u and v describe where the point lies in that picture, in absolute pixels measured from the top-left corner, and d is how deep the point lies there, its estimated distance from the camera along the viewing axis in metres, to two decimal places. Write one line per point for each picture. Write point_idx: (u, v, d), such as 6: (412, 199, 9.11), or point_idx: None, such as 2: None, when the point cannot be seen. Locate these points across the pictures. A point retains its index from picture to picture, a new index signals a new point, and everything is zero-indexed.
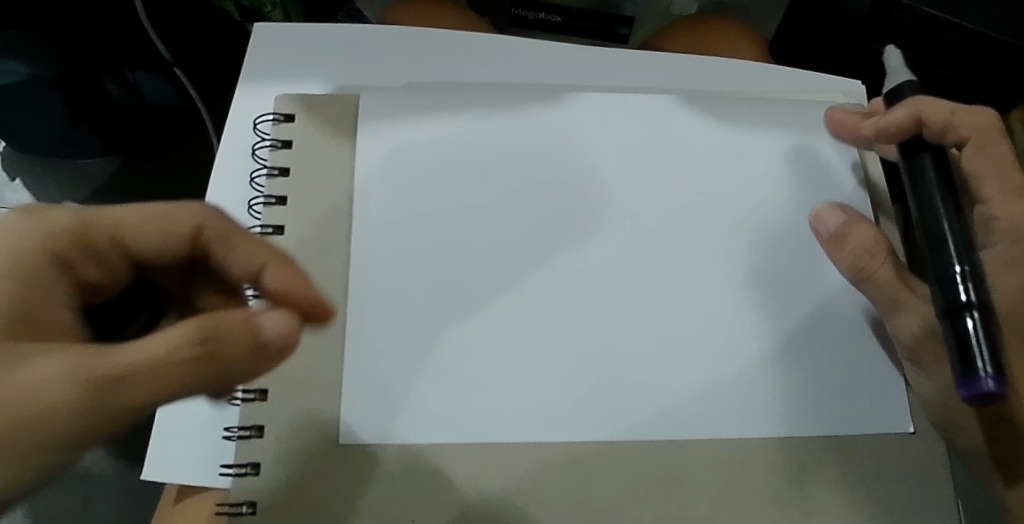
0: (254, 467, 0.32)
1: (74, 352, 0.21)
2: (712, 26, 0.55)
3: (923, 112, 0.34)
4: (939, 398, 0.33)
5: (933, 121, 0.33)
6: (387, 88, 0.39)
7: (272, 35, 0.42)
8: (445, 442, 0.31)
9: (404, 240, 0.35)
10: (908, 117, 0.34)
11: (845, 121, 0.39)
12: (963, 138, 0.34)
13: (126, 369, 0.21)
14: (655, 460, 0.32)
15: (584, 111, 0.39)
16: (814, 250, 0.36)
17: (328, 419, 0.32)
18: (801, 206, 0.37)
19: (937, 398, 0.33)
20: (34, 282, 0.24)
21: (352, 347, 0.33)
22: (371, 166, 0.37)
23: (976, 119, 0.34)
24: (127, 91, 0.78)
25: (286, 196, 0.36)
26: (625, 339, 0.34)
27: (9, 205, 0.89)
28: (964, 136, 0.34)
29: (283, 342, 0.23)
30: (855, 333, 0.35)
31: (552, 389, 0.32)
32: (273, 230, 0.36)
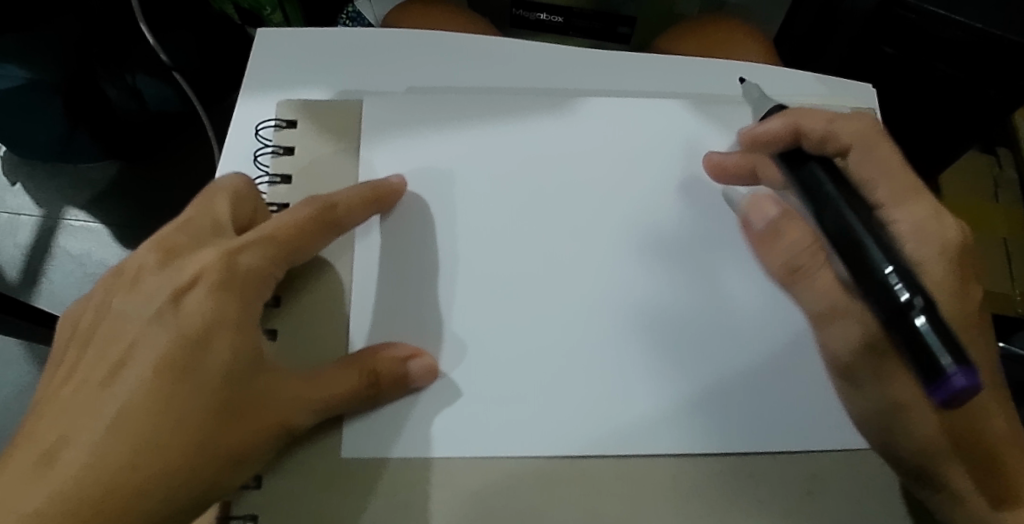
0: (255, 481, 0.30)
1: (217, 411, 0.27)
2: (717, 27, 0.55)
3: (799, 123, 0.32)
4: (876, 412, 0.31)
5: (808, 130, 0.32)
6: (389, 94, 0.39)
7: (272, 40, 0.41)
8: (452, 456, 0.31)
9: (409, 252, 0.35)
10: (782, 129, 0.32)
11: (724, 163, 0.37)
12: (845, 146, 0.33)
13: (299, 404, 0.29)
14: (668, 472, 0.31)
15: (590, 117, 0.38)
16: None
17: (333, 432, 0.31)
18: None
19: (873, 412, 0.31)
20: (129, 343, 0.27)
21: None
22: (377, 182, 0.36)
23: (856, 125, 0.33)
24: (126, 96, 0.77)
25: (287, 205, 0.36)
26: (634, 350, 0.33)
27: (10, 210, 0.89)
28: (847, 145, 0.33)
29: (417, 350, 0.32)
30: None
31: (561, 400, 0.32)
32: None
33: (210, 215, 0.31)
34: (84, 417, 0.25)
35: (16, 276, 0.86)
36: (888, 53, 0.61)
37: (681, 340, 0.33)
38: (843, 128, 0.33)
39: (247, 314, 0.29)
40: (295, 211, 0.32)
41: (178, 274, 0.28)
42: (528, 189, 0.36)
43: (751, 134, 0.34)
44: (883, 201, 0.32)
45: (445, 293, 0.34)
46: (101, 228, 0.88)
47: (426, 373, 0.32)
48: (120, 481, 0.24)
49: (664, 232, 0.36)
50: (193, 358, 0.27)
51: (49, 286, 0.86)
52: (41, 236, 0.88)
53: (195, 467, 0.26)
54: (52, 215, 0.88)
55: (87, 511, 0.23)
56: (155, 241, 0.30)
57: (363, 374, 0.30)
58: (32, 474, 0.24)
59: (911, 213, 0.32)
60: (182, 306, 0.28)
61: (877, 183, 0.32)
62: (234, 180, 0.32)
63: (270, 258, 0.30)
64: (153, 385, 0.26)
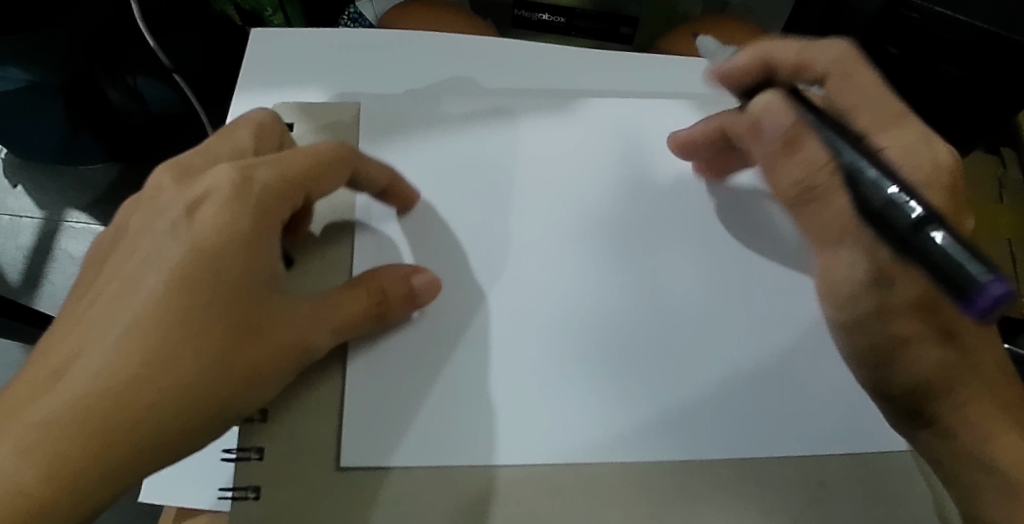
0: (254, 490, 0.29)
1: (230, 317, 0.26)
2: (719, 28, 0.54)
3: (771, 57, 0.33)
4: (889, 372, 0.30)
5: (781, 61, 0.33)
6: (388, 96, 0.38)
7: (270, 42, 0.41)
8: (454, 464, 0.30)
9: (411, 257, 0.34)
10: (754, 63, 0.33)
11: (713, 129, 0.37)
12: (822, 74, 0.34)
13: (310, 317, 0.29)
14: (676, 480, 0.30)
15: (591, 120, 0.38)
16: None
17: (333, 441, 0.30)
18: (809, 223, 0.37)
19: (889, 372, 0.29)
20: (138, 259, 0.26)
21: (357, 367, 0.31)
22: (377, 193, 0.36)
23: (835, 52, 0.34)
24: (127, 97, 0.77)
25: None
26: (639, 355, 0.32)
27: (11, 212, 0.88)
28: (824, 72, 0.34)
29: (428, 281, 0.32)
30: None
31: (565, 407, 0.31)
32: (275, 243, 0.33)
33: (230, 145, 0.31)
34: (94, 329, 0.25)
35: (17, 278, 0.86)
36: (893, 52, 0.59)
37: (685, 343, 0.33)
38: (820, 50, 0.34)
39: (266, 228, 0.28)
40: (316, 146, 0.31)
41: (191, 192, 0.28)
42: (532, 188, 0.36)
43: (716, 71, 0.34)
44: (869, 122, 0.32)
45: (445, 297, 0.33)
46: (102, 230, 0.87)
47: (430, 286, 0.32)
48: (129, 394, 0.24)
49: (664, 234, 0.35)
50: (210, 271, 0.26)
51: (50, 288, 0.86)
52: (43, 237, 0.87)
53: (206, 381, 0.25)
54: (53, 217, 0.88)
55: (97, 423, 0.23)
56: (169, 167, 0.30)
57: (370, 292, 0.30)
58: (43, 387, 0.24)
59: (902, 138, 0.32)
60: (196, 218, 0.27)
61: (859, 108, 0.33)
62: (263, 115, 0.33)
63: (288, 179, 0.29)
64: (164, 297, 0.25)
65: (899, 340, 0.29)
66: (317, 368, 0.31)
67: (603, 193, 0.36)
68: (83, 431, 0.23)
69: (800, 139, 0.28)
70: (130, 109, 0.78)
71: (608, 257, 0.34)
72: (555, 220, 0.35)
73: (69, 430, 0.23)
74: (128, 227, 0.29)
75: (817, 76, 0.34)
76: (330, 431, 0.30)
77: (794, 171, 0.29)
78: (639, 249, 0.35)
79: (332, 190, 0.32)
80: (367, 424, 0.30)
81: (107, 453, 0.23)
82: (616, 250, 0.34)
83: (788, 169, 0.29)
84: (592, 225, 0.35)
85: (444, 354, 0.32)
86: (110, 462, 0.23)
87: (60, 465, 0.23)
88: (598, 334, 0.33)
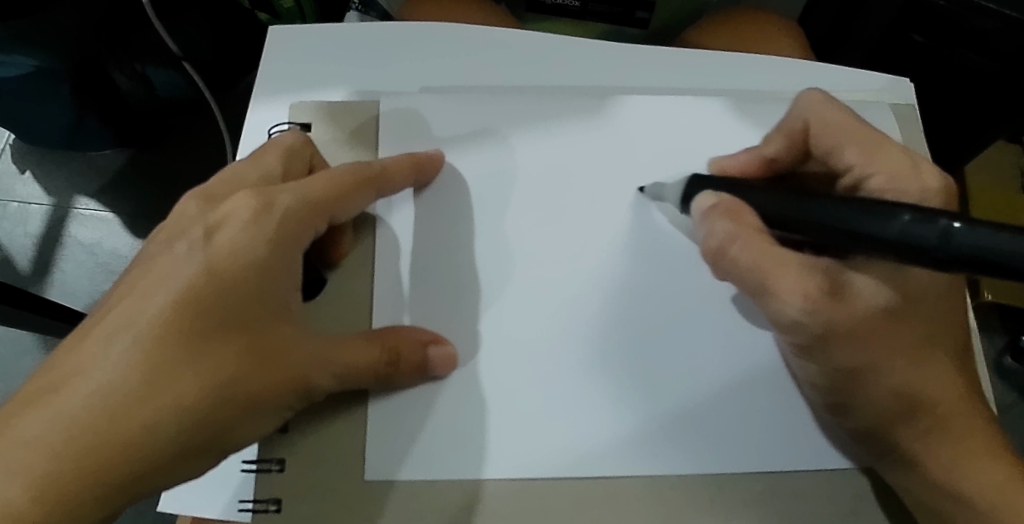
0: (275, 503, 0.29)
1: (232, 357, 0.25)
2: (744, 22, 0.52)
3: (762, 148, 0.34)
4: (825, 378, 0.30)
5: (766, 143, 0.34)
6: (405, 94, 0.37)
7: (286, 38, 0.39)
8: (479, 478, 0.29)
9: (435, 266, 0.33)
10: (751, 163, 0.34)
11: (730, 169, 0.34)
12: (766, 153, 0.34)
13: (316, 364, 0.27)
14: (704, 494, 0.29)
15: (621, 120, 0.36)
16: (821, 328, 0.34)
17: (356, 453, 0.30)
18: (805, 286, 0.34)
19: (821, 378, 0.30)
20: (137, 283, 0.25)
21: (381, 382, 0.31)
22: (398, 213, 0.34)
23: (764, 148, 0.34)
24: (136, 83, 0.77)
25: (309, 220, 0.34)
26: (667, 372, 0.31)
27: (20, 199, 0.88)
28: (771, 155, 0.34)
29: (439, 342, 0.31)
30: None
31: (581, 429, 0.30)
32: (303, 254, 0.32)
33: (259, 171, 0.30)
34: (99, 344, 0.24)
35: (28, 265, 0.85)
36: (919, 42, 0.58)
37: (713, 363, 0.31)
38: (791, 119, 0.33)
39: (284, 264, 0.27)
40: (334, 168, 0.30)
41: (210, 216, 0.27)
42: (553, 202, 0.34)
43: (720, 169, 0.34)
44: (853, 163, 0.31)
45: (468, 307, 0.32)
46: (112, 217, 0.87)
47: (446, 360, 0.30)
48: (126, 420, 0.23)
49: (688, 252, 0.33)
50: (222, 302, 0.25)
51: (62, 275, 0.85)
52: (52, 225, 0.87)
53: (205, 411, 0.25)
54: (63, 204, 0.87)
55: (93, 441, 0.23)
56: (197, 193, 0.29)
57: (384, 349, 0.29)
58: (40, 399, 0.23)
59: (884, 166, 0.30)
60: (215, 241, 0.26)
61: (842, 148, 0.31)
62: (292, 138, 0.31)
63: (309, 203, 0.28)
64: (173, 320, 0.24)
65: (848, 374, 0.29)
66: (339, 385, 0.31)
67: (627, 207, 0.34)
68: (77, 453, 0.22)
69: (723, 218, 0.29)
70: (139, 93, 0.78)
71: (625, 283, 0.33)
72: (572, 238, 0.33)
73: (62, 451, 0.22)
74: (144, 249, 0.27)
75: (804, 140, 0.33)
76: (354, 442, 0.30)
77: (745, 252, 0.28)
78: (660, 272, 0.33)
79: (357, 209, 0.31)
80: (388, 432, 0.30)
81: (99, 479, 0.23)
82: (632, 275, 0.33)
83: (739, 260, 0.28)
84: (611, 245, 0.33)
85: (469, 363, 0.31)
86: (105, 485, 0.23)
87: (50, 487, 0.22)
88: (620, 359, 0.31)
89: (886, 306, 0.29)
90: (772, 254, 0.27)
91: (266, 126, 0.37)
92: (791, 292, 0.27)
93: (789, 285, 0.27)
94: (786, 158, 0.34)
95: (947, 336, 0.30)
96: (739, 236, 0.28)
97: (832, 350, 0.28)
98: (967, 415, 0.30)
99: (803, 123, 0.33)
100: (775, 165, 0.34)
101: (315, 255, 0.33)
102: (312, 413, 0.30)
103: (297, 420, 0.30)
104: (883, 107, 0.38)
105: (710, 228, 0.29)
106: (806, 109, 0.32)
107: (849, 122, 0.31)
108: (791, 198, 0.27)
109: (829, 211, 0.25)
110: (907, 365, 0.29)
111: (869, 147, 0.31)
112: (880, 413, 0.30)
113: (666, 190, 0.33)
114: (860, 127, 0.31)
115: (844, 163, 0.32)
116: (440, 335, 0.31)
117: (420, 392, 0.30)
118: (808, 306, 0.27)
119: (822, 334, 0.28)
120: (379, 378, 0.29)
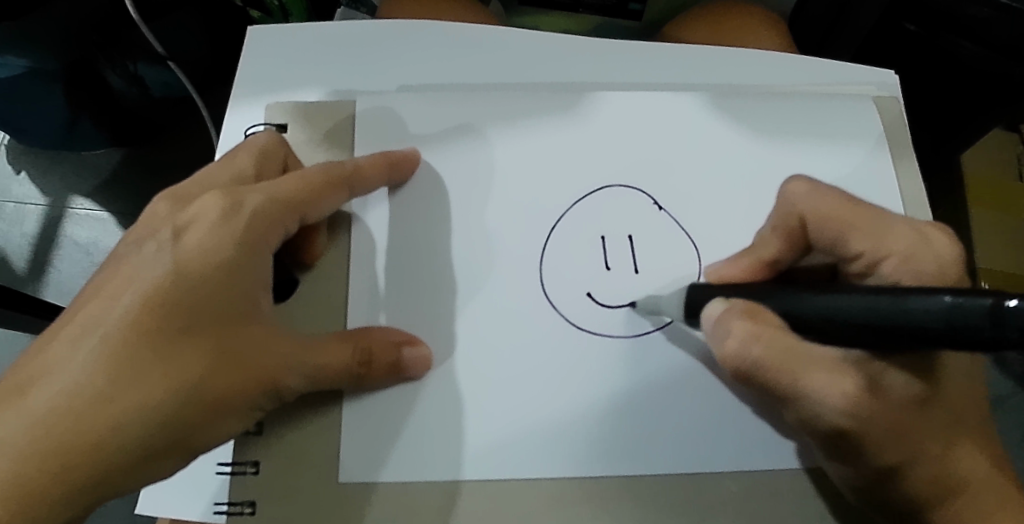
0: (249, 505, 0.29)
1: (201, 357, 0.25)
2: (732, 14, 0.52)
3: (777, 218, 0.31)
4: (860, 475, 0.29)
5: (777, 217, 0.31)
6: (382, 93, 0.37)
7: (263, 38, 0.39)
8: (456, 480, 0.29)
9: (415, 266, 0.33)
10: (751, 266, 0.31)
11: (729, 276, 0.31)
12: (784, 242, 0.31)
13: (286, 365, 0.27)
14: (680, 495, 0.29)
15: (599, 115, 0.35)
16: None
17: (331, 454, 0.30)
18: None
19: (855, 475, 0.29)
20: (106, 284, 0.25)
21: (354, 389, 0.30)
22: (371, 214, 0.33)
23: (771, 245, 0.31)
24: (128, 82, 0.76)
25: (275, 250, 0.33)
26: (644, 372, 0.31)
27: (15, 200, 0.88)
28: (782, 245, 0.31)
29: (411, 341, 0.30)
30: None
31: (558, 428, 0.30)
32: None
33: (231, 171, 0.30)
34: (66, 345, 0.24)
35: (24, 265, 0.85)
36: (911, 30, 0.58)
37: (687, 355, 0.31)
38: (783, 215, 0.31)
39: (253, 263, 0.27)
40: (306, 169, 0.30)
41: (180, 216, 0.27)
42: (529, 200, 0.34)
43: (719, 278, 0.32)
44: (862, 252, 0.30)
45: (445, 309, 0.32)
46: (107, 216, 0.87)
47: (421, 361, 0.30)
48: (89, 420, 0.23)
49: (664, 248, 0.33)
50: (192, 302, 0.25)
51: (58, 275, 0.85)
52: (47, 225, 0.87)
53: (173, 412, 0.25)
54: (58, 204, 0.87)
55: (61, 442, 0.23)
56: (169, 193, 0.29)
57: (356, 350, 0.29)
58: (7, 401, 0.23)
59: (896, 247, 0.29)
60: (182, 243, 0.26)
61: (846, 238, 0.30)
62: (265, 138, 0.31)
63: (280, 203, 0.28)
64: (141, 320, 0.24)
65: (886, 470, 0.29)
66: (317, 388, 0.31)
67: (604, 202, 0.34)
68: (42, 454, 0.22)
69: (726, 331, 0.26)
70: (132, 94, 0.77)
71: (601, 280, 0.33)
72: (548, 234, 0.33)
73: (26, 451, 0.22)
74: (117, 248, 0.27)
75: (801, 234, 0.31)
76: (329, 444, 0.30)
77: (766, 353, 0.26)
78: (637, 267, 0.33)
79: (330, 209, 0.31)
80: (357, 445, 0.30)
81: (67, 478, 0.23)
82: (610, 271, 0.33)
83: (760, 361, 0.26)
84: (587, 240, 0.33)
85: (444, 363, 0.31)
86: (66, 485, 0.23)
87: (15, 488, 0.22)
88: (593, 357, 0.31)
89: (921, 398, 0.28)
90: (795, 361, 0.26)
91: (244, 128, 0.37)
92: (824, 391, 0.27)
93: (820, 381, 0.26)
94: (787, 255, 0.32)
95: (972, 419, 0.29)
96: (762, 336, 0.25)
97: (868, 447, 0.28)
98: (1004, 490, 0.29)
99: (798, 217, 0.31)
100: (765, 259, 0.31)
101: (290, 255, 0.32)
102: (289, 413, 0.30)
103: (270, 421, 0.30)
104: (867, 101, 0.37)
105: (724, 330, 0.26)
106: (795, 203, 0.30)
107: (840, 208, 0.30)
108: (803, 292, 0.25)
109: (856, 299, 0.22)
110: (942, 447, 0.28)
111: (877, 242, 0.29)
112: (933, 487, 0.29)
113: (662, 302, 0.30)
114: (847, 201, 0.30)
115: (853, 251, 0.30)
116: (416, 336, 0.31)
117: (398, 393, 0.30)
118: (841, 401, 0.27)
119: (856, 433, 0.27)
120: (353, 379, 0.29)
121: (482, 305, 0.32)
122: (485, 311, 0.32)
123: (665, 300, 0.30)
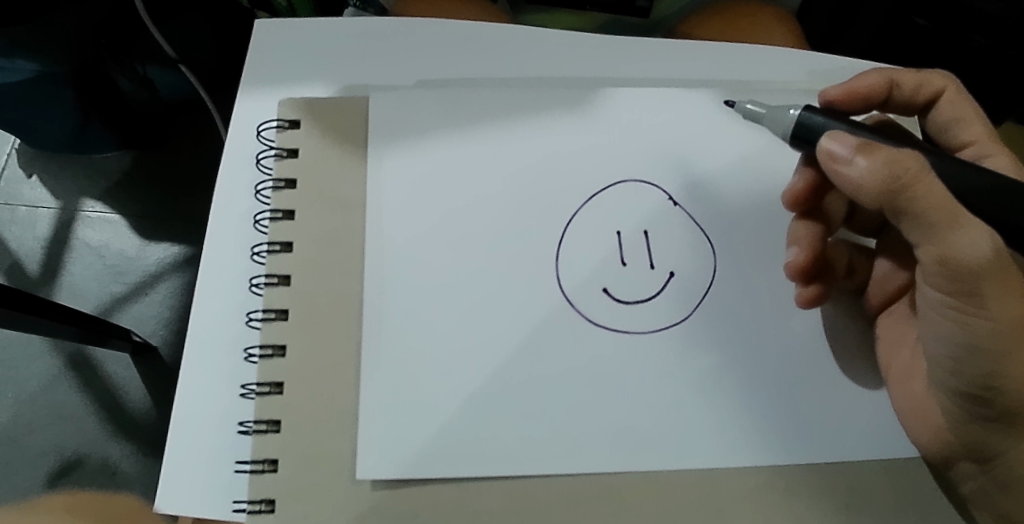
0: (268, 503, 0.29)
1: None
2: (742, 9, 0.52)
3: (922, 77, 0.35)
4: (967, 351, 0.27)
5: (907, 84, 0.34)
6: (397, 89, 0.37)
7: (274, 35, 0.39)
8: (472, 477, 0.29)
9: (431, 260, 0.32)
10: (882, 80, 0.34)
11: (857, 88, 0.33)
12: (908, 95, 0.35)
13: None
14: (696, 492, 0.29)
15: (610, 111, 0.35)
16: (745, 343, 0.32)
17: (347, 451, 0.30)
18: (760, 322, 0.32)
19: (961, 348, 0.28)
20: None
21: (368, 388, 0.30)
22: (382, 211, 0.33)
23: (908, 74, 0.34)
24: (138, 85, 0.77)
25: (291, 242, 0.33)
26: (659, 368, 0.31)
27: (27, 203, 0.88)
28: (895, 105, 0.35)
29: None
30: (816, 354, 0.32)
31: (575, 424, 0.30)
32: (282, 214, 0.33)
33: None
34: None
35: (37, 268, 0.86)
36: (921, 25, 0.57)
37: (703, 350, 0.31)
38: (932, 77, 0.35)
39: None
40: None
41: None
42: (544, 196, 0.34)
43: (846, 90, 0.34)
44: (971, 140, 0.36)
45: (461, 304, 0.32)
46: (120, 219, 0.87)
47: None
48: None
49: (678, 243, 0.33)
50: None
51: (70, 279, 0.86)
52: (59, 228, 0.87)
53: None
54: (70, 207, 0.88)
55: None
56: None
57: None
58: None
59: (994, 151, 0.35)
60: None
61: (963, 121, 0.35)
62: None
63: None
64: None
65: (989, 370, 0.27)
66: (329, 385, 0.31)
67: (617, 197, 0.34)
68: None
69: (863, 155, 0.25)
70: (141, 96, 0.79)
71: (615, 275, 0.32)
72: (562, 230, 0.33)
73: None
74: None
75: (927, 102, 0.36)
76: (346, 441, 0.30)
77: (929, 192, 0.24)
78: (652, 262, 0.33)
79: None
80: (404, 358, 0.31)
81: None
82: (625, 267, 0.33)
83: (921, 196, 0.24)
84: (600, 236, 0.33)
85: (459, 361, 0.31)
86: None
87: None
88: (608, 354, 0.31)
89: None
90: (951, 202, 0.24)
91: (256, 126, 0.37)
92: (972, 239, 0.24)
93: (972, 235, 0.24)
94: (910, 93, 0.35)
95: None
96: (923, 163, 0.24)
97: (977, 322, 0.26)
98: None
99: (937, 87, 0.35)
100: (896, 83, 0.34)
101: (303, 254, 0.33)
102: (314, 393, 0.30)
103: (289, 418, 0.30)
104: None
105: (881, 155, 0.25)
106: (946, 80, 0.35)
107: (978, 115, 0.35)
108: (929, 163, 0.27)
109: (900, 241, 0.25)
110: None
111: (986, 133, 0.35)
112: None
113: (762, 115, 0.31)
114: (976, 110, 0.35)
115: (959, 138, 0.36)
116: (431, 332, 0.31)
117: (412, 390, 0.30)
118: (990, 253, 0.23)
119: (977, 298, 0.25)
120: None
121: (496, 302, 0.32)
122: (501, 309, 0.31)
123: (771, 115, 0.30)
